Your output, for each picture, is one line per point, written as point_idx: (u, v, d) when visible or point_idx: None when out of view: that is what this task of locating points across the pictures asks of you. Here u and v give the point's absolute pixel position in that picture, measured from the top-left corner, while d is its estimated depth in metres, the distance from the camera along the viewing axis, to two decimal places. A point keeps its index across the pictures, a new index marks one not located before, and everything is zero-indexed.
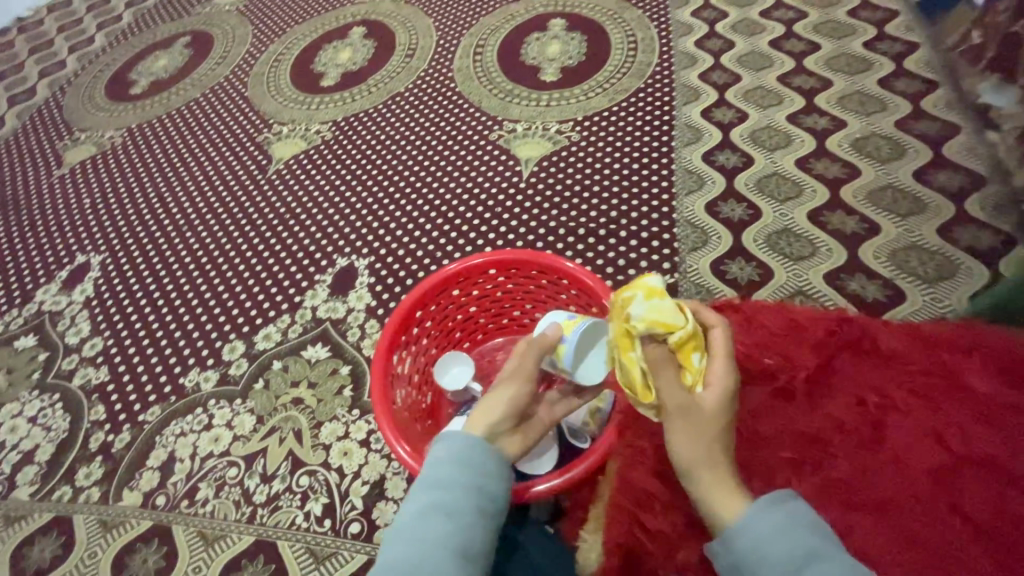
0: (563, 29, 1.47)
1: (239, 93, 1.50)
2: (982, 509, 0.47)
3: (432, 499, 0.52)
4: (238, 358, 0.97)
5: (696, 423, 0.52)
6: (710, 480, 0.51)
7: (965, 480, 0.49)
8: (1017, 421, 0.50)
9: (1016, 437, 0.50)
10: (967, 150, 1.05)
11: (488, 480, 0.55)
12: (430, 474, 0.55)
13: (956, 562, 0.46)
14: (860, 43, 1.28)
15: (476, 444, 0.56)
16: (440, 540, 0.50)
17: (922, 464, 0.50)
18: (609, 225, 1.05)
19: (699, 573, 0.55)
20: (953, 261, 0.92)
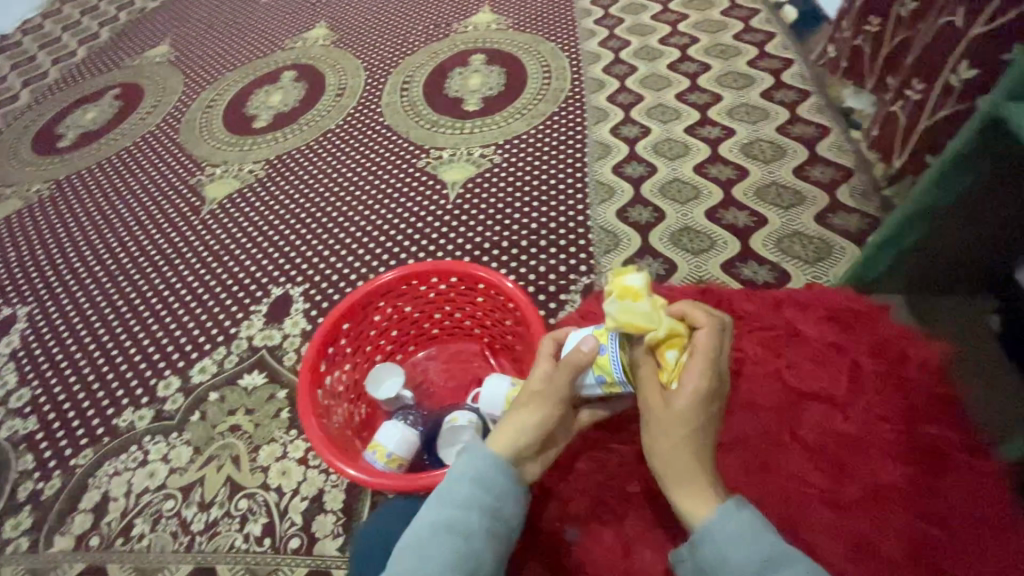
0: (483, 63, 1.58)
1: (171, 139, 1.53)
2: (825, 438, 0.60)
3: (445, 516, 0.51)
4: (174, 393, 0.98)
5: (666, 423, 0.52)
6: (679, 480, 0.51)
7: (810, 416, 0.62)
8: (838, 358, 0.64)
9: (838, 371, 0.63)
10: (837, 147, 1.20)
11: (503, 503, 0.54)
12: (446, 487, 0.54)
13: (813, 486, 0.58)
14: (743, 62, 1.43)
15: (495, 462, 0.55)
16: (451, 561, 0.49)
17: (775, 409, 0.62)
18: (530, 236, 1.13)
19: (587, 518, 0.68)
20: (829, 243, 1.04)
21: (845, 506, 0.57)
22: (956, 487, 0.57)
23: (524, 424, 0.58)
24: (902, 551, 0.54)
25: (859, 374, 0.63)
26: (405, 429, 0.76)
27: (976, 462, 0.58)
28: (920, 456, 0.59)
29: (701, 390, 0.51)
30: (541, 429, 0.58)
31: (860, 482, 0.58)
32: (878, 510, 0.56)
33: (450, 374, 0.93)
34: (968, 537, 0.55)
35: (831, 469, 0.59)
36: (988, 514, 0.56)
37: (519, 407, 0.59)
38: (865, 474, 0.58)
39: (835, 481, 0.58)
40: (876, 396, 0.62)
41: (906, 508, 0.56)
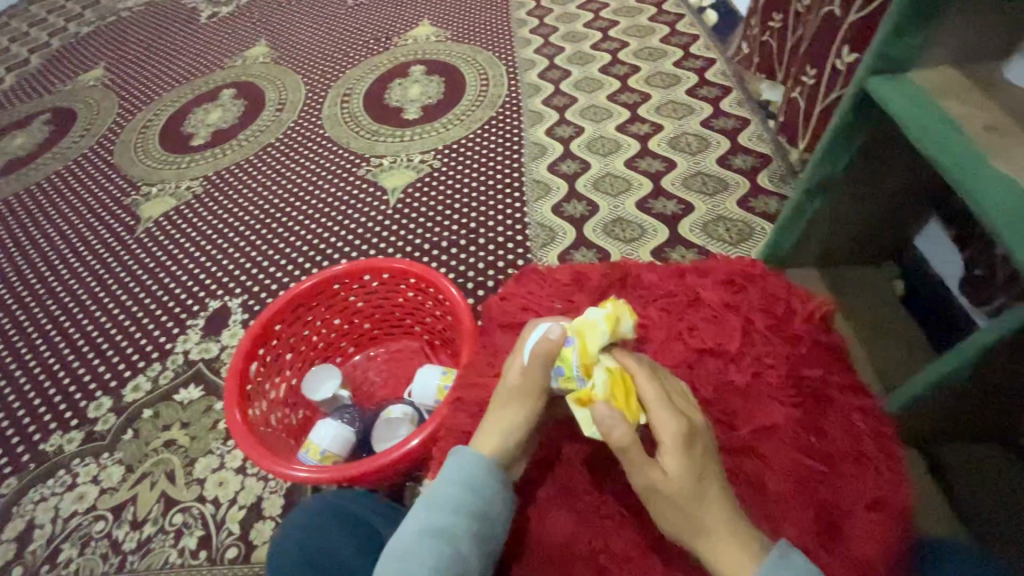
0: (423, 73, 1.59)
1: (104, 161, 1.50)
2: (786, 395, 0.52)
3: (432, 519, 0.50)
4: (105, 413, 0.95)
5: (667, 493, 0.45)
6: (717, 543, 0.44)
7: (759, 371, 0.53)
8: (764, 311, 0.57)
9: (771, 328, 0.56)
10: (757, 137, 1.26)
11: (493, 508, 0.53)
12: (435, 491, 0.53)
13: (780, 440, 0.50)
14: (671, 63, 1.49)
15: (485, 467, 0.53)
16: (438, 567, 0.47)
17: (716, 370, 0.54)
18: (468, 235, 1.15)
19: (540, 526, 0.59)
20: (751, 225, 1.10)
21: (733, 457, 0.50)
22: (838, 424, 0.51)
23: (504, 428, 0.55)
24: (786, 489, 0.48)
25: (788, 327, 0.56)
26: (339, 426, 0.76)
27: (857, 399, 0.53)
28: (806, 400, 0.52)
29: (677, 437, 0.46)
30: (520, 430, 0.55)
31: (747, 426, 0.51)
32: (768, 452, 0.50)
33: (390, 372, 0.94)
34: (850, 469, 0.49)
35: (719, 420, 0.52)
36: (869, 447, 0.50)
37: (495, 408, 0.57)
38: (751, 417, 0.51)
39: (725, 429, 0.51)
40: (766, 344, 0.55)
41: (794, 447, 0.50)
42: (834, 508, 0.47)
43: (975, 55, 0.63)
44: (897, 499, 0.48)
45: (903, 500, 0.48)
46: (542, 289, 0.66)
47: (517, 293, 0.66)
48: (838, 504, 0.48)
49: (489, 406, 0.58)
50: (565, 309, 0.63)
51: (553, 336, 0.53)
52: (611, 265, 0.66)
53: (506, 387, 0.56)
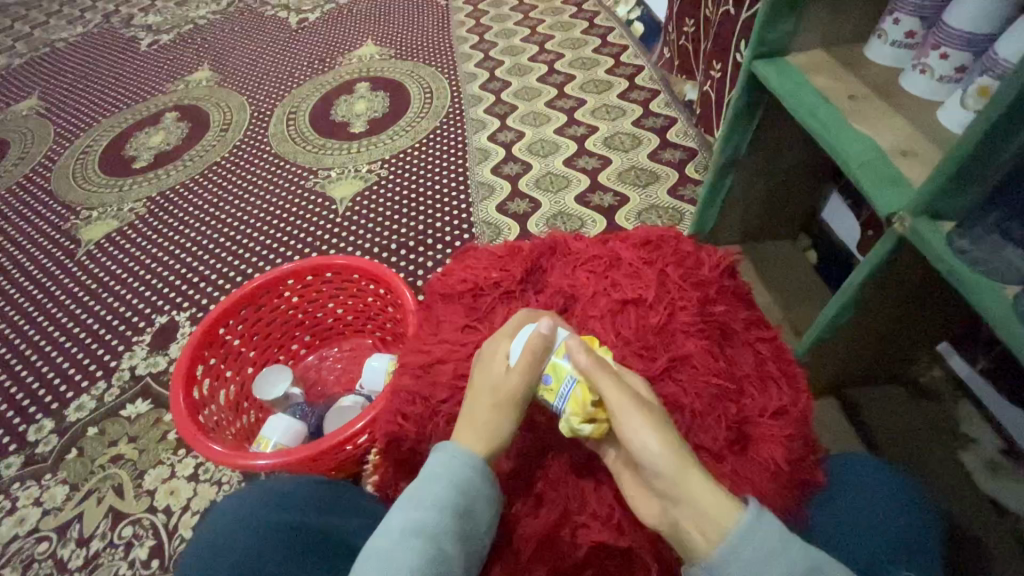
0: (368, 89, 1.62)
1: (40, 188, 1.46)
2: (702, 330, 0.58)
3: (414, 518, 0.48)
4: (47, 434, 0.93)
5: (646, 408, 0.48)
6: (696, 471, 0.46)
7: (677, 313, 0.59)
8: (674, 265, 0.63)
9: (683, 279, 0.62)
10: (684, 132, 1.36)
11: (477, 504, 0.51)
12: (418, 488, 0.50)
13: (701, 364, 0.55)
14: (603, 70, 1.58)
15: (475, 465, 0.51)
16: (419, 566, 0.45)
17: (640, 317, 0.59)
18: (416, 236, 1.19)
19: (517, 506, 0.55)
20: (680, 212, 1.19)
21: (656, 388, 0.55)
22: (743, 352, 0.58)
23: (489, 428, 0.52)
24: (703, 404, 0.53)
25: (697, 276, 0.62)
26: (290, 418, 0.78)
27: (757, 333, 0.60)
28: (715, 332, 0.58)
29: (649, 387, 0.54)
30: (507, 431, 0.53)
31: (665, 355, 0.56)
32: (682, 376, 0.55)
33: (344, 370, 0.96)
34: (755, 386, 0.55)
35: (641, 354, 0.56)
36: (770, 369, 0.57)
37: (476, 409, 0.53)
38: (669, 349, 0.56)
39: (646, 361, 0.56)
40: (679, 290, 0.61)
41: (705, 371, 0.55)
42: (743, 419, 0.53)
43: (839, 40, 0.72)
44: (795, 409, 0.54)
45: (798, 410, 0.55)
46: (474, 267, 0.70)
47: (450, 276, 0.70)
48: (746, 415, 0.53)
49: (470, 403, 0.54)
50: (500, 277, 0.67)
51: (545, 330, 0.54)
52: (537, 241, 0.71)
53: (491, 386, 0.54)
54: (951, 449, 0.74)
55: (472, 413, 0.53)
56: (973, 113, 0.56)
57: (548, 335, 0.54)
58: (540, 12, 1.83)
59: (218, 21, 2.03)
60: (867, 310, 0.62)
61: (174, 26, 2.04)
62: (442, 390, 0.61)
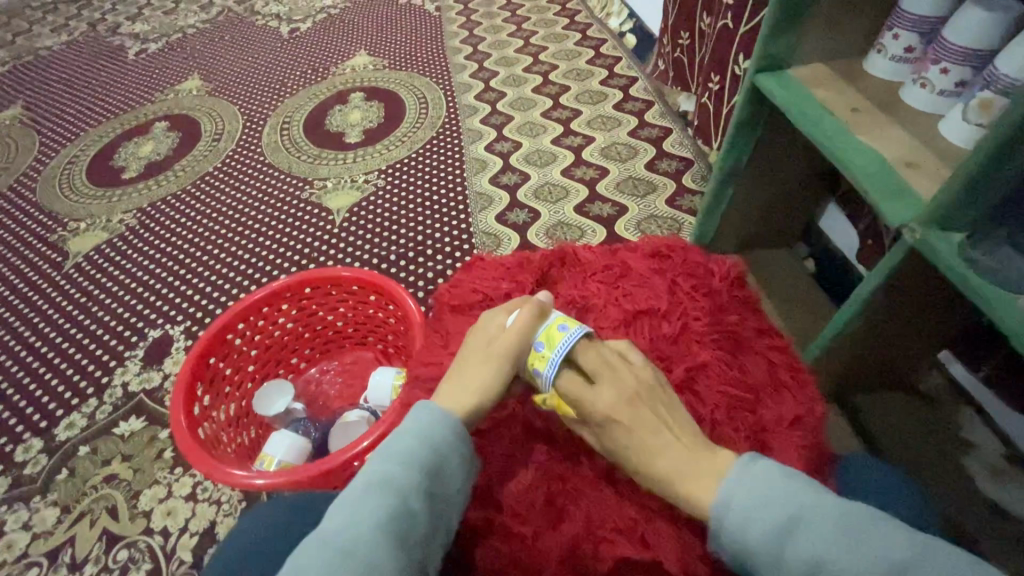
0: (362, 100, 1.61)
1: (25, 200, 1.43)
2: (716, 340, 0.58)
3: (383, 471, 0.47)
4: (36, 454, 0.90)
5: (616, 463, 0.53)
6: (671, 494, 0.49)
7: (691, 323, 0.59)
8: (684, 275, 0.64)
9: (694, 288, 0.62)
10: (680, 143, 1.37)
11: (445, 461, 0.50)
12: (389, 442, 0.50)
13: (716, 374, 0.55)
14: (597, 81, 1.60)
15: (448, 422, 0.52)
16: (384, 519, 0.44)
17: (654, 328, 0.59)
18: (416, 246, 1.18)
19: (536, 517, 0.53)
20: (679, 221, 1.20)
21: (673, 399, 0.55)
22: (757, 361, 0.57)
23: (477, 387, 0.55)
24: (719, 414, 0.53)
25: (707, 285, 0.62)
26: (294, 436, 0.77)
27: (768, 340, 0.60)
28: (728, 342, 0.58)
29: (601, 412, 0.52)
30: (495, 387, 0.56)
31: (681, 366, 0.56)
32: (699, 387, 0.55)
33: (346, 385, 0.94)
34: (770, 396, 0.55)
35: (656, 364, 0.56)
36: (784, 377, 0.57)
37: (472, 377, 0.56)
38: (684, 359, 0.56)
39: (662, 371, 0.56)
40: (691, 300, 0.61)
41: (721, 381, 0.55)
42: (760, 429, 0.53)
43: (839, 52, 0.73)
44: (810, 417, 0.54)
45: (814, 418, 0.54)
46: (483, 279, 0.70)
47: (459, 288, 0.70)
48: (763, 425, 0.53)
49: (460, 364, 0.58)
50: (511, 288, 0.68)
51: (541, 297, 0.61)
52: (546, 252, 0.71)
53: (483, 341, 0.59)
54: (954, 453, 0.75)
55: (461, 372, 0.57)
56: (976, 127, 0.58)
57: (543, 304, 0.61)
58: (533, 24, 1.84)
59: (207, 30, 2.02)
60: (875, 319, 0.62)
61: (162, 36, 2.02)
62: None
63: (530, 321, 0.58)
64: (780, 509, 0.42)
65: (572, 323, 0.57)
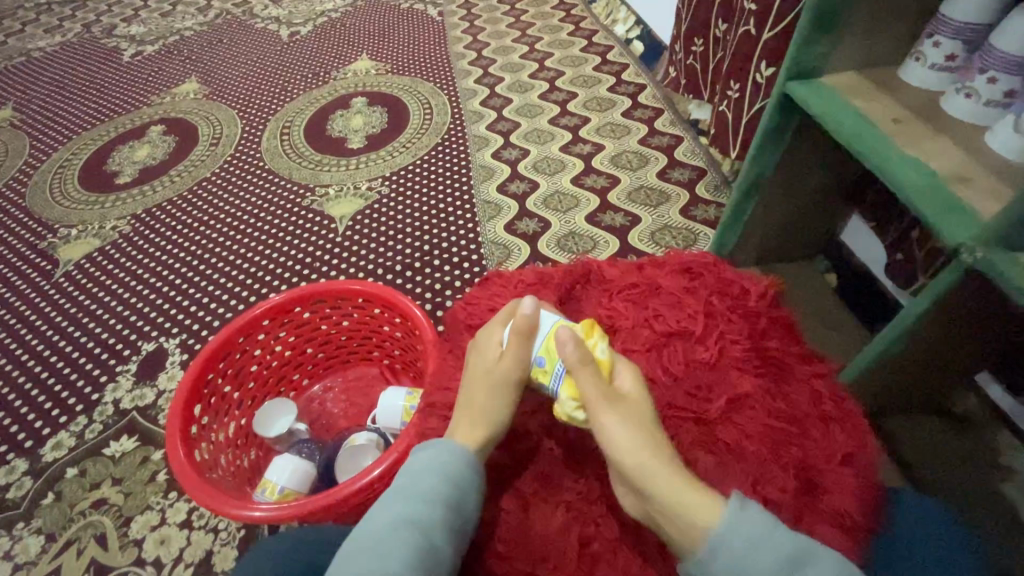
0: (364, 105, 1.57)
1: (15, 205, 1.37)
2: (756, 366, 0.54)
3: (406, 510, 0.48)
4: (21, 476, 0.85)
5: (627, 420, 0.49)
6: (667, 477, 0.46)
7: (730, 347, 0.55)
8: (718, 294, 0.60)
9: (730, 309, 0.58)
10: (691, 152, 1.34)
11: (464, 495, 0.50)
12: (411, 481, 0.51)
13: (759, 404, 0.52)
14: (605, 88, 1.57)
15: (463, 457, 0.52)
16: (409, 556, 0.45)
17: (690, 352, 0.55)
18: (422, 256, 1.15)
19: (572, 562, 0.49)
20: (694, 232, 1.17)
21: (714, 432, 0.51)
22: (800, 390, 0.54)
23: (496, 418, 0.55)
24: (764, 450, 0.49)
25: (744, 305, 0.59)
26: (297, 459, 0.72)
27: (810, 365, 0.56)
28: (769, 368, 0.55)
29: (639, 374, 0.54)
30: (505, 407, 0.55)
31: (721, 397, 0.52)
32: (741, 420, 0.51)
33: (349, 403, 0.89)
34: (818, 429, 0.51)
35: (694, 394, 0.53)
36: (830, 407, 0.53)
37: (486, 407, 0.55)
38: (724, 388, 0.53)
39: (700, 402, 0.53)
40: (728, 322, 0.57)
41: (764, 413, 0.51)
42: (809, 466, 0.49)
43: (874, 61, 0.70)
44: (862, 453, 0.51)
45: (867, 455, 0.51)
46: (503, 296, 0.67)
47: (478, 303, 0.68)
48: (812, 463, 0.50)
49: (467, 391, 0.57)
50: None
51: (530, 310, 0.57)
52: (569, 267, 0.68)
53: (485, 367, 0.57)
54: (991, 479, 0.72)
55: (467, 396, 0.57)
56: None
57: (529, 314, 0.57)
58: (538, 30, 1.81)
59: (205, 33, 1.97)
60: (920, 343, 0.59)
61: (158, 37, 1.97)
62: None
63: (522, 335, 0.57)
64: (775, 562, 0.42)
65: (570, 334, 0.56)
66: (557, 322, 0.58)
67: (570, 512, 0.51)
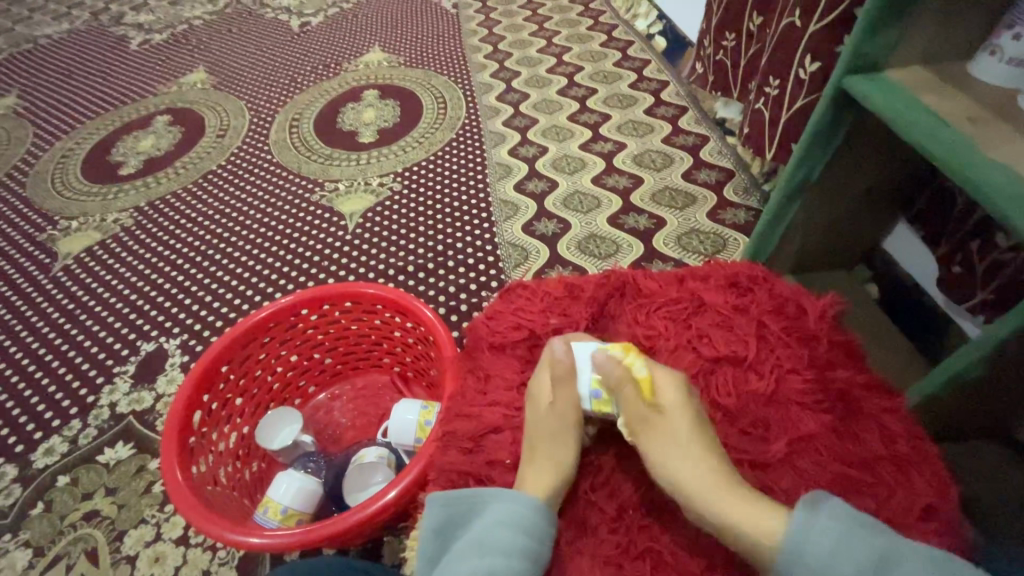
0: (376, 98, 1.51)
1: (15, 195, 1.33)
2: (817, 397, 0.51)
3: (485, 566, 0.45)
4: (10, 484, 0.80)
5: (671, 447, 0.48)
6: (720, 501, 0.45)
7: (788, 377, 0.52)
8: (771, 314, 0.56)
9: (784, 332, 0.55)
10: (718, 152, 1.27)
11: (542, 545, 0.47)
12: (483, 534, 0.47)
13: (822, 443, 0.49)
14: (626, 84, 1.50)
15: (535, 508, 0.48)
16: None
17: (742, 381, 0.52)
18: (436, 257, 1.09)
19: None
20: (723, 237, 1.11)
21: (772, 474, 0.48)
22: (869, 426, 0.50)
23: (546, 459, 0.51)
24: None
25: (798, 326, 0.55)
26: (303, 478, 0.66)
27: (880, 399, 0.52)
28: (835, 403, 0.51)
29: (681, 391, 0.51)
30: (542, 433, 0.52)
31: (781, 438, 0.49)
32: (802, 462, 0.48)
33: (358, 413, 0.84)
34: (893, 477, 0.47)
35: (749, 431, 0.50)
36: (904, 448, 0.49)
37: (550, 453, 0.51)
38: (784, 427, 0.50)
39: (756, 442, 0.50)
40: (785, 349, 0.54)
41: (830, 455, 0.48)
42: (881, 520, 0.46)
43: (940, 56, 0.64)
44: (944, 506, 0.46)
45: (948, 508, 0.47)
46: (531, 306, 0.64)
47: (504, 311, 0.65)
48: (886, 513, 0.46)
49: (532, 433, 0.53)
50: (560, 323, 0.62)
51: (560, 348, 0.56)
52: (605, 276, 0.65)
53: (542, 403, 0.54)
54: None
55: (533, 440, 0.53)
56: None
57: (564, 354, 0.55)
58: (556, 24, 1.75)
59: (214, 22, 1.92)
60: (999, 369, 0.53)
61: (167, 26, 1.92)
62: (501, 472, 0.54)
63: (564, 379, 0.54)
64: (867, 552, 0.39)
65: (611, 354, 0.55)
66: (592, 347, 0.56)
67: (611, 566, 0.47)
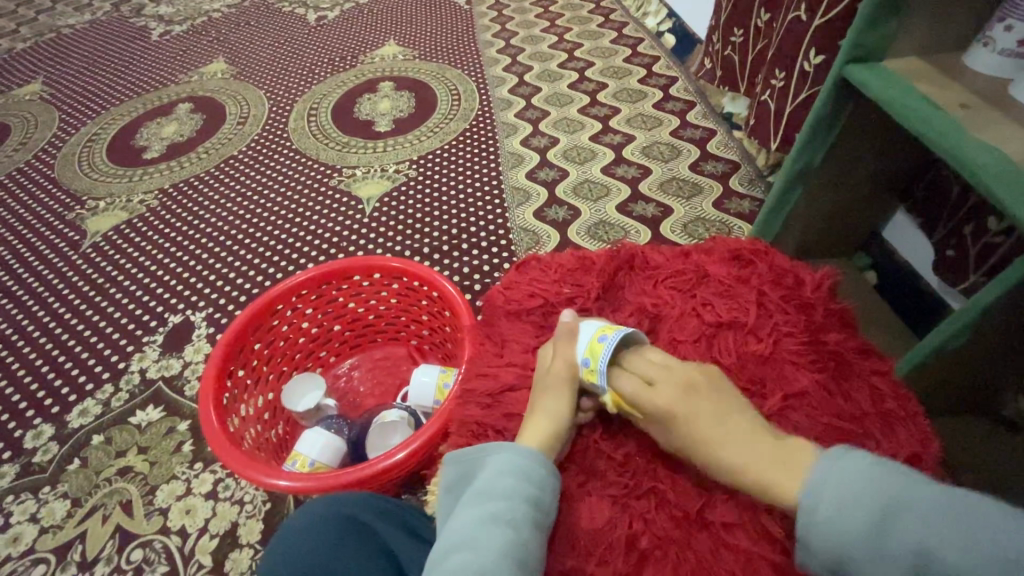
0: (392, 89, 1.55)
1: (44, 176, 1.38)
2: (812, 360, 0.55)
3: (487, 508, 0.48)
4: (47, 442, 0.85)
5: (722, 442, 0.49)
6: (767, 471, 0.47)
7: (787, 342, 0.56)
8: (772, 285, 0.60)
9: (784, 301, 0.59)
10: (725, 145, 1.31)
11: (541, 492, 0.49)
12: (486, 482, 0.50)
13: (816, 398, 0.53)
14: (636, 80, 1.53)
15: (533, 456, 0.50)
16: (501, 551, 0.44)
17: (744, 346, 0.56)
18: (450, 241, 1.13)
19: (624, 550, 0.49)
20: (728, 225, 1.15)
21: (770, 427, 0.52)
22: (860, 387, 0.55)
23: (558, 414, 0.54)
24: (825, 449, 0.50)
25: (797, 296, 0.59)
26: (329, 434, 0.71)
27: (870, 362, 0.57)
28: (828, 364, 0.56)
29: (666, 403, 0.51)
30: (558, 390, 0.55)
31: (777, 393, 0.53)
32: (798, 417, 0.52)
33: (377, 382, 0.88)
34: (881, 429, 0.52)
35: (749, 389, 0.54)
36: (891, 407, 0.53)
37: (554, 410, 0.54)
38: (780, 385, 0.54)
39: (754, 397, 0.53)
40: (783, 315, 0.58)
41: (822, 411, 0.52)
42: None
43: (938, 47, 0.68)
44: (926, 454, 0.51)
45: (930, 456, 0.51)
46: (544, 277, 0.68)
47: (519, 282, 0.69)
48: None
49: (535, 397, 0.56)
50: (573, 292, 0.65)
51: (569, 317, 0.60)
52: (615, 250, 0.69)
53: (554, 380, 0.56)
54: None
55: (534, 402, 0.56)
56: None
57: (570, 321, 0.60)
58: (567, 21, 1.78)
59: (233, 15, 1.97)
60: (981, 338, 0.57)
61: (186, 18, 1.97)
62: (517, 424, 0.58)
63: (566, 340, 0.58)
64: (879, 500, 0.42)
65: (611, 331, 0.57)
66: (596, 325, 0.58)
67: (618, 505, 0.51)
